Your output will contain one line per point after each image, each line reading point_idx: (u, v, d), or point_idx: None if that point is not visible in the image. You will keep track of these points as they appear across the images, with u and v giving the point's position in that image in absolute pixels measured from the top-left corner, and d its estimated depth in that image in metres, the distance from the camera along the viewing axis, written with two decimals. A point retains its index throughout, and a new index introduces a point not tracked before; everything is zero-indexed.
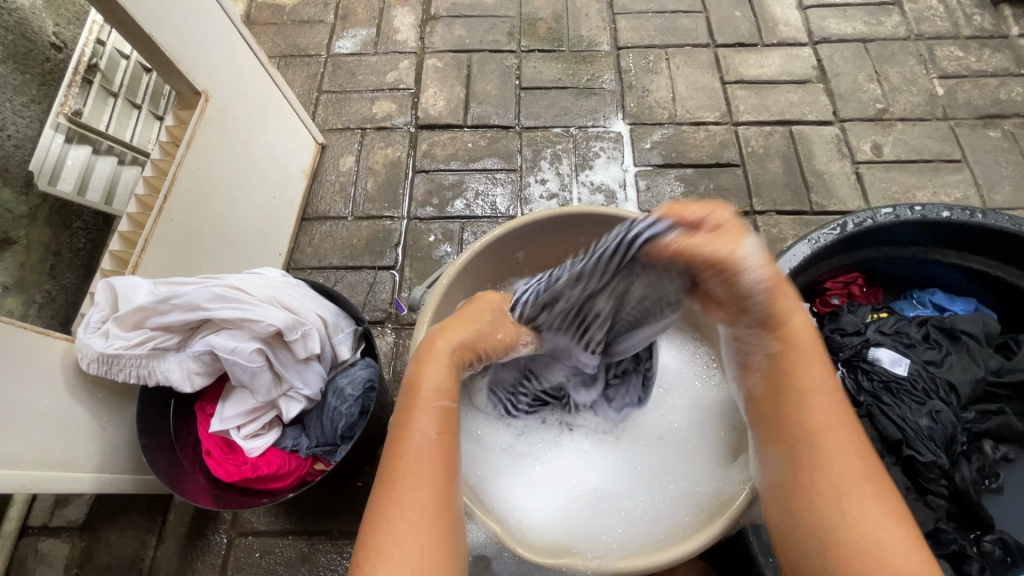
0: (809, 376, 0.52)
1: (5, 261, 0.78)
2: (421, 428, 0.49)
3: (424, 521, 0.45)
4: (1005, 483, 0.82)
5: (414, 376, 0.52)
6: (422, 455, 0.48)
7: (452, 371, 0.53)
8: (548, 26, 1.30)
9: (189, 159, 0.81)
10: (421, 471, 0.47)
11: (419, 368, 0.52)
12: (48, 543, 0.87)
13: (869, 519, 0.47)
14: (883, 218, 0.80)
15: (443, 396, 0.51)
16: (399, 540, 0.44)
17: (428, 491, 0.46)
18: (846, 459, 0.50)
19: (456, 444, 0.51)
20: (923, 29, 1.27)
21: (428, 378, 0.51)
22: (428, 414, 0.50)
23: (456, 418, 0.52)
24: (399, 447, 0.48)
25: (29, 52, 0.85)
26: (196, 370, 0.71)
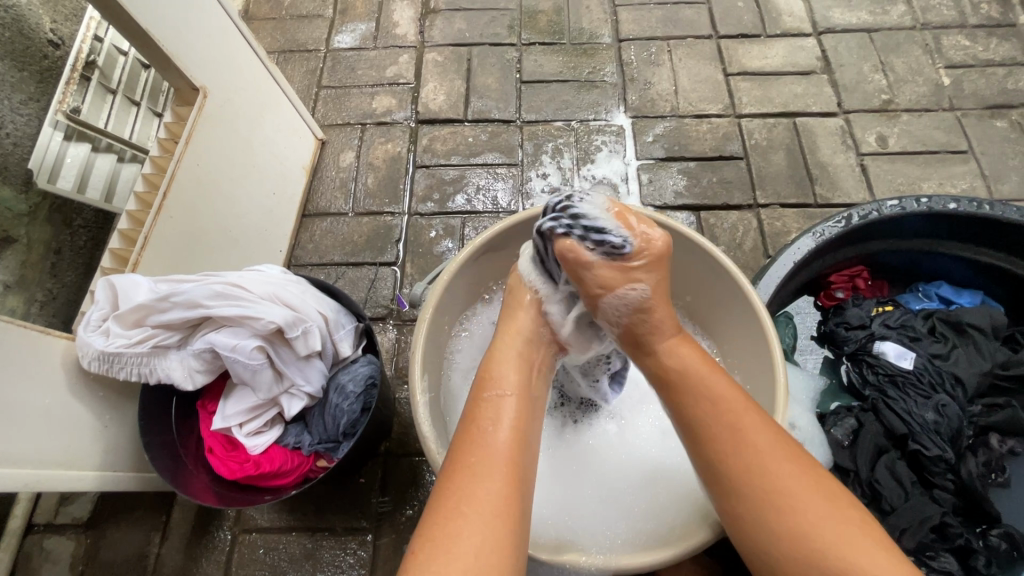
0: (716, 399, 0.53)
1: (7, 261, 0.77)
2: (491, 423, 0.52)
3: (484, 510, 0.46)
4: (1012, 477, 0.81)
5: (483, 374, 0.56)
6: (494, 447, 0.50)
7: (521, 379, 0.56)
8: (549, 18, 1.29)
9: (188, 156, 0.81)
10: (491, 462, 0.49)
11: (488, 368, 0.57)
12: (53, 540, 0.87)
13: (816, 512, 0.47)
14: (889, 210, 0.78)
15: (512, 392, 0.55)
16: (460, 536, 0.44)
17: (494, 490, 0.47)
18: (779, 462, 0.49)
19: (529, 446, 0.53)
20: (929, 18, 1.25)
21: (501, 375, 0.56)
22: (502, 410, 0.53)
23: (530, 417, 0.54)
24: (468, 438, 0.51)
25: (27, 48, 0.84)
26: (197, 368, 0.70)
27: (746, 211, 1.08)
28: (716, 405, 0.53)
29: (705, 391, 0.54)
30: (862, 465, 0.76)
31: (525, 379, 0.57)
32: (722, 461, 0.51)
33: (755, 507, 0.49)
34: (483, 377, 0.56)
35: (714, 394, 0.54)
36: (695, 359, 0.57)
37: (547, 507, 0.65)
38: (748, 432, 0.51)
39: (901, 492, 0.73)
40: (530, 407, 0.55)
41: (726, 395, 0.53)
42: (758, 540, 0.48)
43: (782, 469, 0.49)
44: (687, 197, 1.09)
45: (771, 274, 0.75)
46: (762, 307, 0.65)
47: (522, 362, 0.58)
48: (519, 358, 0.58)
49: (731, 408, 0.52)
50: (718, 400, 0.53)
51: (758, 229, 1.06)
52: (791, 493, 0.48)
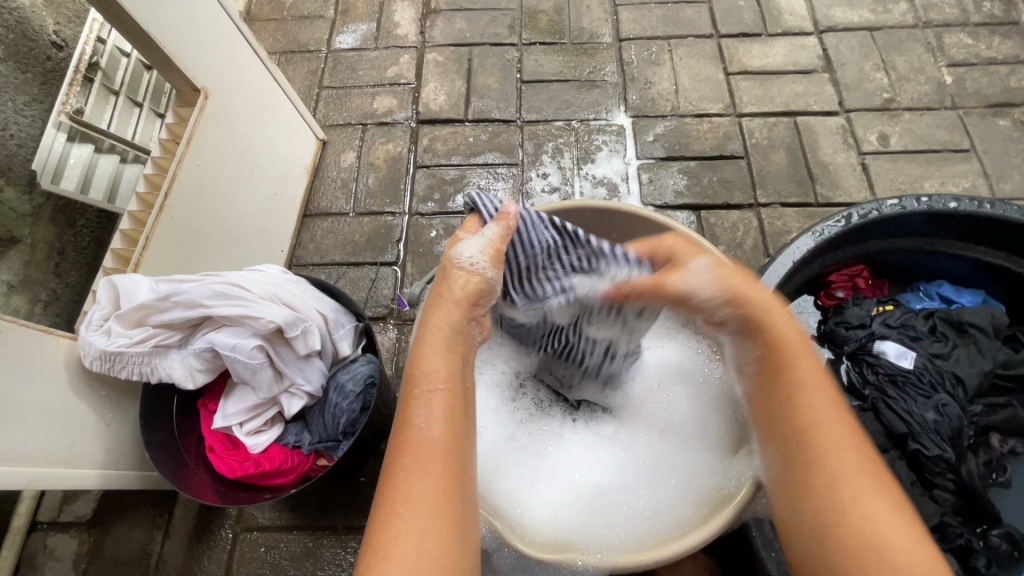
0: (801, 364, 0.53)
1: (10, 261, 0.78)
2: (422, 418, 0.49)
3: (423, 515, 0.44)
4: (1013, 477, 0.80)
5: (411, 367, 0.52)
6: (426, 444, 0.47)
7: (453, 365, 0.53)
8: (549, 18, 1.29)
9: (189, 157, 0.81)
10: (423, 460, 0.46)
11: (415, 359, 0.53)
12: (56, 538, 0.88)
13: (879, 509, 0.47)
14: (889, 210, 0.78)
15: (443, 384, 0.51)
16: (399, 538, 0.43)
17: (431, 486, 0.45)
18: (851, 453, 0.50)
19: (462, 434, 0.50)
20: (931, 17, 1.25)
21: (427, 365, 0.52)
22: (433, 403, 0.49)
23: (461, 409, 0.51)
24: (401, 438, 0.48)
25: (30, 51, 0.85)
26: (198, 367, 0.71)
27: (747, 210, 1.08)
28: (798, 388, 0.52)
29: (797, 369, 0.53)
30: None
31: (455, 364, 0.53)
32: (799, 441, 0.51)
33: (805, 477, 0.50)
34: (410, 367, 0.52)
35: (803, 373, 0.53)
36: (796, 334, 0.55)
37: (548, 506, 0.65)
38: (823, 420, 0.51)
39: (900, 491, 0.73)
40: (465, 393, 0.53)
41: (813, 379, 0.53)
42: (804, 507, 0.49)
43: (853, 459, 0.49)
44: (687, 196, 1.09)
45: (771, 274, 0.75)
46: None
47: (451, 347, 0.54)
48: (444, 348, 0.53)
49: (818, 395, 0.52)
50: (801, 383, 0.53)
51: (759, 229, 1.06)
52: (858, 481, 0.48)
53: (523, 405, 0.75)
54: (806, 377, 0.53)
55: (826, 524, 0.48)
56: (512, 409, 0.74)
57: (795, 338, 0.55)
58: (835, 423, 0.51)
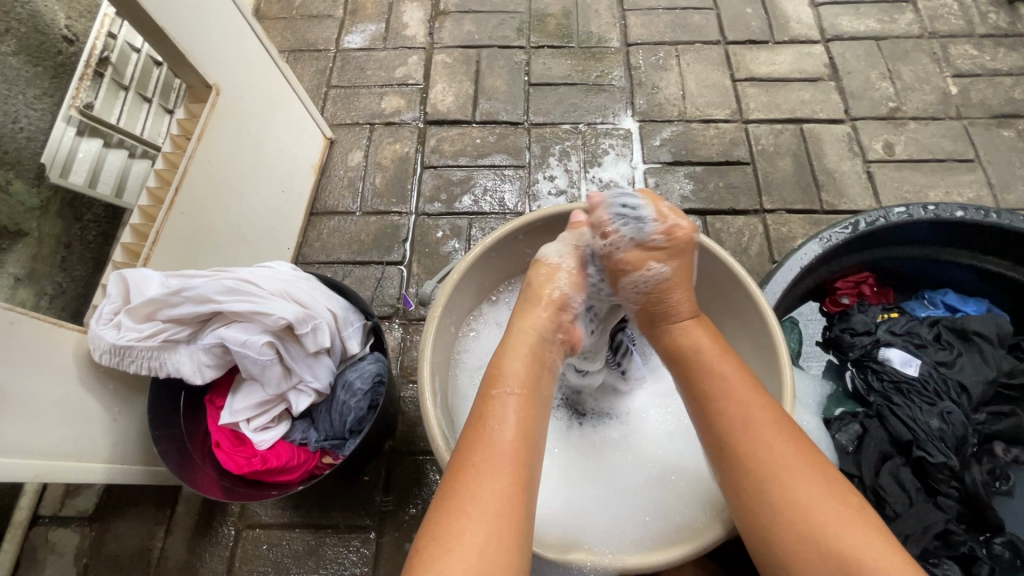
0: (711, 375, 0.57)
1: (18, 254, 0.78)
2: (499, 419, 0.53)
3: (486, 515, 0.46)
4: (1015, 486, 0.81)
5: (495, 368, 0.57)
6: (499, 447, 0.51)
7: (531, 375, 0.57)
8: (558, 22, 1.30)
9: (200, 153, 0.81)
10: (494, 463, 0.49)
11: (498, 362, 0.58)
12: (58, 533, 0.88)
13: (814, 497, 0.49)
14: (896, 217, 0.79)
15: (519, 390, 0.55)
16: (463, 536, 0.45)
17: (498, 490, 0.48)
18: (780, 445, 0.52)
19: (535, 444, 0.53)
20: (937, 27, 1.25)
21: (509, 368, 0.57)
22: (506, 407, 0.53)
23: (537, 420, 0.55)
24: (475, 439, 0.51)
25: (42, 45, 0.84)
26: (207, 363, 0.71)
27: (752, 216, 1.08)
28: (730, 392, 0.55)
29: (715, 376, 0.57)
30: (867, 471, 0.76)
31: (534, 377, 0.57)
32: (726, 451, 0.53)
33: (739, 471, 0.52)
34: (493, 370, 0.57)
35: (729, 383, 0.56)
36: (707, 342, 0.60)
37: (552, 504, 0.66)
38: (749, 419, 0.53)
39: (905, 498, 0.73)
40: (540, 405, 0.56)
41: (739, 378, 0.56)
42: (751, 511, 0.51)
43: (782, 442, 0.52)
44: (693, 201, 1.09)
45: (779, 279, 0.76)
46: (768, 309, 0.65)
47: (533, 356, 0.59)
48: (526, 355, 0.58)
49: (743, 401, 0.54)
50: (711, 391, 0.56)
51: (764, 234, 1.06)
52: (790, 469, 0.50)
53: None
54: (724, 379, 0.56)
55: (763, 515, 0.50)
56: None
57: (703, 347, 0.59)
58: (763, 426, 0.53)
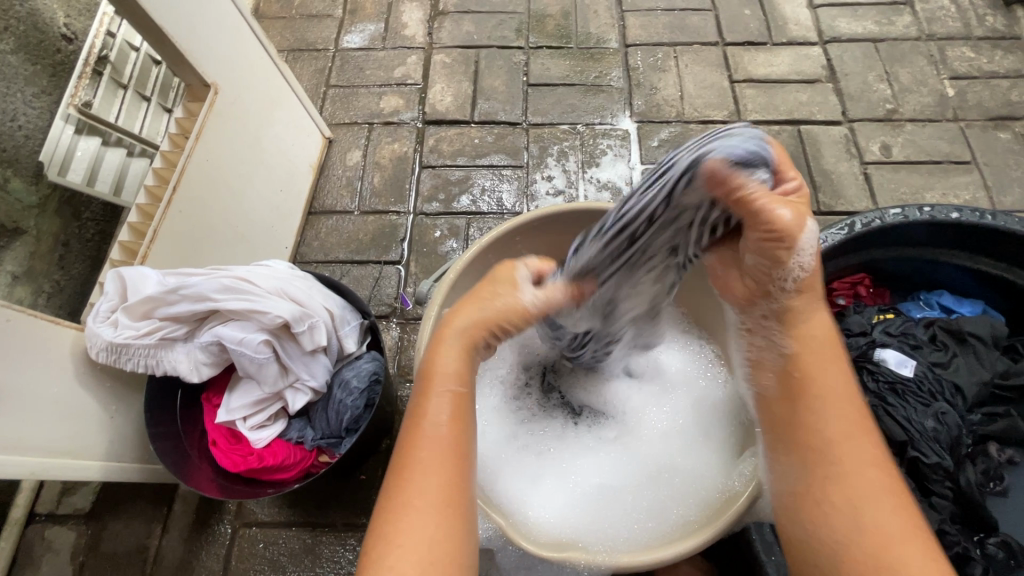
0: (831, 376, 0.55)
1: (15, 252, 0.78)
2: (435, 415, 0.51)
3: (428, 510, 0.46)
4: (1010, 486, 0.81)
5: (427, 363, 0.54)
6: (437, 441, 0.50)
7: (465, 366, 0.54)
8: (557, 22, 1.30)
9: (198, 151, 0.81)
10: (432, 458, 0.49)
11: (432, 355, 0.54)
12: (55, 530, 0.88)
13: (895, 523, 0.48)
14: (892, 219, 0.79)
15: (459, 384, 0.53)
16: (401, 540, 0.45)
17: (436, 484, 0.48)
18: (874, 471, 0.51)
19: (469, 437, 0.52)
20: (934, 29, 1.26)
21: (443, 363, 0.53)
22: (443, 402, 0.51)
23: (471, 410, 0.53)
24: (412, 434, 0.50)
25: (40, 43, 0.83)
26: (204, 361, 0.71)
27: None
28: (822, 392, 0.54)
29: (817, 377, 0.55)
30: None
31: (469, 364, 0.54)
32: (804, 448, 0.53)
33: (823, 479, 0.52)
34: (427, 366, 0.53)
35: (828, 388, 0.54)
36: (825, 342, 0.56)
37: (547, 504, 0.66)
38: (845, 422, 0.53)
39: None
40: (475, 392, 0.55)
41: (841, 389, 0.54)
42: (825, 523, 0.50)
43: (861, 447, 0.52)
44: None
45: None
46: None
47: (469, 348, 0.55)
48: (461, 348, 0.54)
49: (838, 402, 0.53)
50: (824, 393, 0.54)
51: None
52: (876, 500, 0.49)
53: (525, 406, 0.75)
54: (826, 383, 0.54)
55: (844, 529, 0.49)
56: (511, 408, 0.75)
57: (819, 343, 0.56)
58: (841, 424, 0.53)
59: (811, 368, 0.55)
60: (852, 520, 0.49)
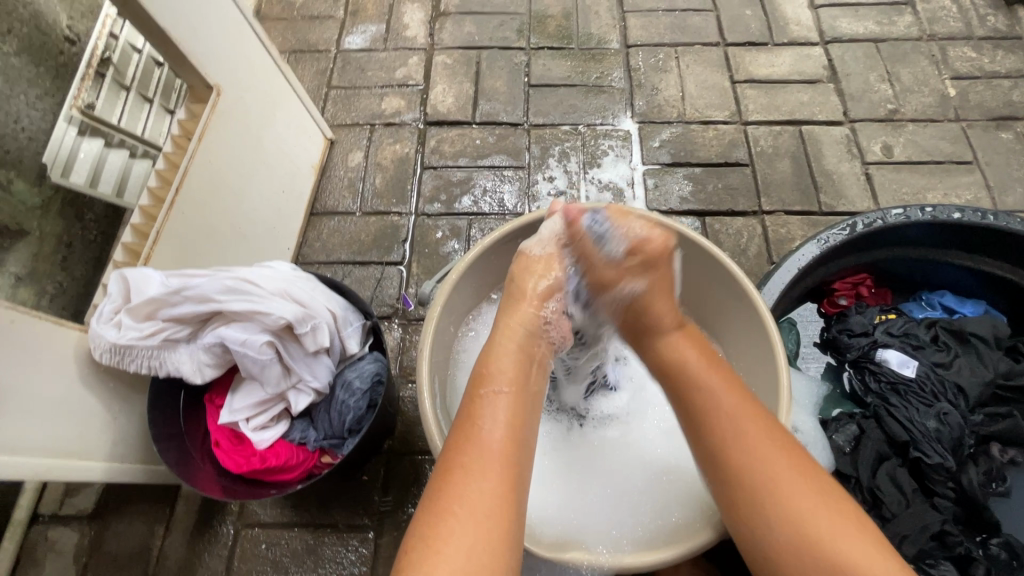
0: (709, 388, 0.56)
1: (19, 253, 0.79)
2: (487, 420, 0.53)
3: (476, 517, 0.47)
4: (1012, 487, 0.81)
5: (482, 368, 0.57)
6: (488, 446, 0.51)
7: (520, 372, 0.57)
8: (558, 23, 1.30)
9: (201, 153, 0.82)
10: (483, 462, 0.50)
11: (486, 361, 0.57)
12: (58, 531, 0.88)
13: (817, 517, 0.49)
14: (893, 219, 0.79)
15: (509, 388, 0.55)
16: (452, 535, 0.46)
17: (486, 489, 0.48)
18: (782, 466, 0.51)
19: (523, 442, 0.53)
20: (936, 29, 1.26)
21: (497, 367, 0.56)
22: (498, 404, 0.54)
23: (526, 414, 0.55)
24: (462, 437, 0.52)
25: (43, 45, 0.84)
26: (207, 362, 0.71)
27: (751, 218, 1.08)
28: (710, 408, 0.55)
29: (701, 389, 0.57)
30: (864, 472, 0.76)
31: (523, 373, 0.57)
32: (715, 464, 0.54)
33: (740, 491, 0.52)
34: (480, 369, 0.56)
35: (715, 397, 0.56)
36: (694, 359, 0.59)
37: (549, 505, 0.66)
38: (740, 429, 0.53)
39: (902, 499, 0.74)
40: (529, 397, 0.56)
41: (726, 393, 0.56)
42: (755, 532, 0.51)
43: (768, 443, 0.52)
44: (692, 203, 1.10)
45: (775, 281, 0.76)
46: (765, 309, 0.65)
47: (523, 354, 0.58)
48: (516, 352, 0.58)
49: (729, 405, 0.55)
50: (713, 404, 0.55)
51: (763, 236, 1.07)
52: (794, 497, 0.50)
53: None
54: (708, 396, 0.56)
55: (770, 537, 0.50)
56: None
57: (683, 361, 0.59)
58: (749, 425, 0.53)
59: (694, 383, 0.57)
60: (786, 519, 0.49)
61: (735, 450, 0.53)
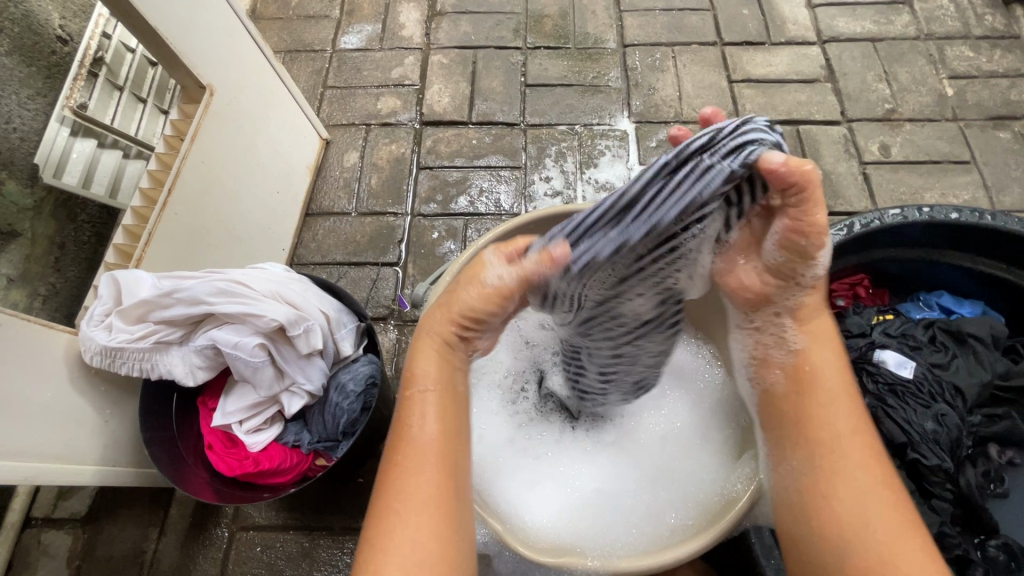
0: (830, 393, 0.54)
1: (10, 254, 0.77)
2: (416, 418, 0.50)
3: (413, 511, 0.46)
4: (1010, 488, 0.81)
5: (407, 367, 0.53)
6: (418, 444, 0.49)
7: (447, 365, 0.54)
8: (554, 23, 1.30)
9: (194, 153, 0.81)
10: (420, 462, 0.48)
11: (411, 360, 0.54)
12: (51, 534, 0.87)
13: (893, 533, 0.48)
14: (891, 219, 0.79)
15: (435, 386, 0.52)
16: (395, 535, 0.45)
17: (423, 486, 0.47)
18: (869, 479, 0.51)
19: (458, 437, 0.51)
20: (933, 29, 1.25)
21: (422, 367, 0.53)
22: (427, 405, 0.51)
23: (459, 412, 0.53)
24: (395, 441, 0.50)
25: (35, 44, 0.84)
26: (199, 364, 0.71)
27: None
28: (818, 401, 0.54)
29: (829, 397, 0.54)
30: None
31: (449, 369, 0.54)
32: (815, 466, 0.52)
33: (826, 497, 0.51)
34: (408, 369, 0.53)
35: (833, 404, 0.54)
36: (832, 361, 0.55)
37: (546, 510, 0.65)
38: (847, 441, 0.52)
39: None
40: (459, 390, 0.54)
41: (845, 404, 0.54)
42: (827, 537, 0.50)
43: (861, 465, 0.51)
44: None
45: None
46: None
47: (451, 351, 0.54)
48: (439, 347, 0.53)
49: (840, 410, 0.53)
50: (835, 409, 0.54)
51: None
52: (879, 515, 0.49)
53: (523, 410, 0.75)
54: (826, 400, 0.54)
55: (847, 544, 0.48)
56: (508, 411, 0.74)
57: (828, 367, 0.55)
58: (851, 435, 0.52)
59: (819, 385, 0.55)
60: (863, 530, 0.48)
61: (834, 462, 0.52)
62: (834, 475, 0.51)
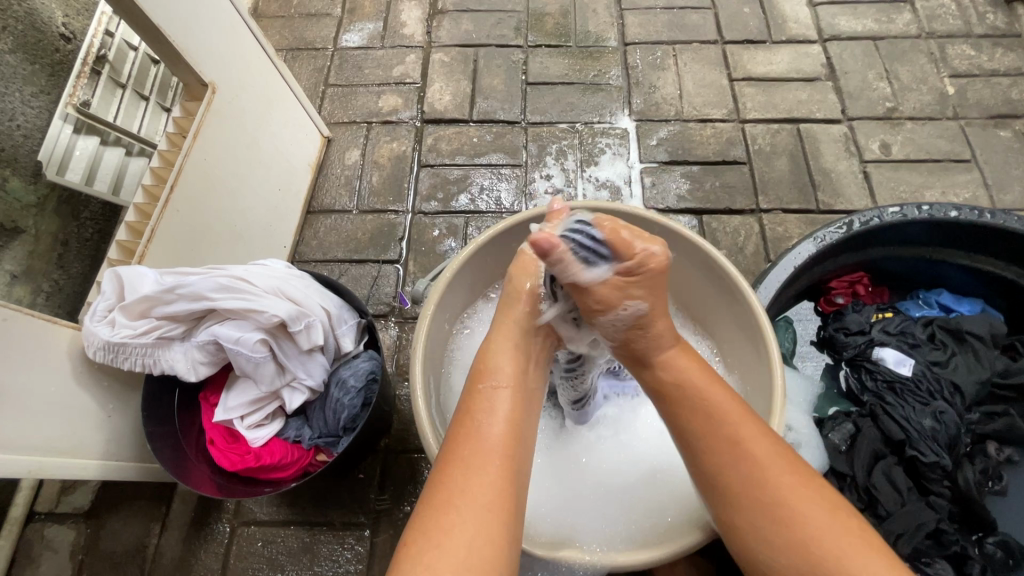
0: (711, 398, 0.55)
1: (14, 251, 0.78)
2: (486, 414, 0.52)
3: (477, 507, 0.47)
4: (1009, 485, 0.81)
5: (478, 363, 0.57)
6: (488, 439, 0.51)
7: (519, 367, 0.57)
8: (556, 21, 1.30)
9: (196, 151, 0.82)
10: (484, 457, 0.50)
11: (483, 358, 0.57)
12: (53, 529, 0.88)
13: (822, 525, 0.48)
14: (890, 217, 0.79)
15: (508, 383, 0.55)
16: (455, 528, 0.46)
17: (488, 483, 0.48)
18: (781, 478, 0.51)
19: (522, 438, 0.53)
20: (934, 27, 1.25)
21: (496, 362, 0.56)
22: (497, 400, 0.53)
23: (526, 413, 0.55)
24: (463, 434, 0.51)
25: (39, 42, 0.83)
26: (201, 360, 0.71)
27: (748, 216, 1.08)
28: (709, 409, 0.54)
29: (706, 402, 0.55)
30: (860, 470, 0.76)
31: (521, 370, 0.56)
32: (730, 483, 0.52)
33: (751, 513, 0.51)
34: (478, 364, 0.56)
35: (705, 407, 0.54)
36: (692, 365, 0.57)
37: (544, 505, 0.66)
38: (745, 448, 0.52)
39: (897, 497, 0.74)
40: (527, 395, 0.56)
41: (727, 406, 0.54)
42: (762, 549, 0.50)
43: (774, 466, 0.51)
44: (690, 201, 1.10)
45: (772, 278, 0.76)
46: (759, 307, 0.65)
47: (519, 347, 0.58)
48: (512, 346, 0.57)
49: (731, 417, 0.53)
50: (713, 412, 0.54)
51: (760, 234, 1.06)
52: (797, 515, 0.49)
53: None
54: (712, 403, 0.54)
55: (780, 558, 0.49)
56: None
57: (688, 371, 0.56)
58: (754, 444, 0.52)
59: (687, 395, 0.55)
60: (792, 535, 0.49)
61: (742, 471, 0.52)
62: (743, 489, 0.51)
